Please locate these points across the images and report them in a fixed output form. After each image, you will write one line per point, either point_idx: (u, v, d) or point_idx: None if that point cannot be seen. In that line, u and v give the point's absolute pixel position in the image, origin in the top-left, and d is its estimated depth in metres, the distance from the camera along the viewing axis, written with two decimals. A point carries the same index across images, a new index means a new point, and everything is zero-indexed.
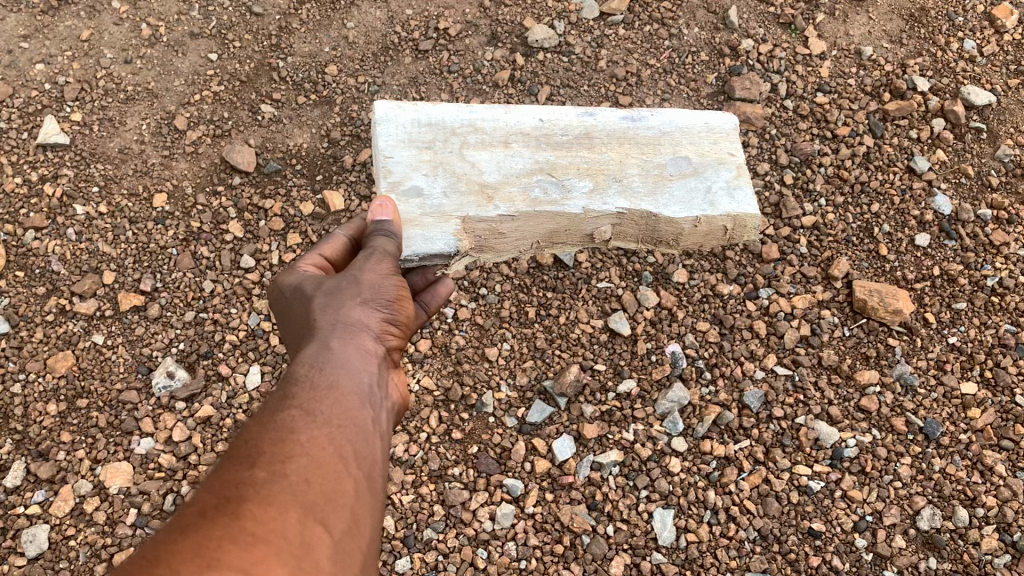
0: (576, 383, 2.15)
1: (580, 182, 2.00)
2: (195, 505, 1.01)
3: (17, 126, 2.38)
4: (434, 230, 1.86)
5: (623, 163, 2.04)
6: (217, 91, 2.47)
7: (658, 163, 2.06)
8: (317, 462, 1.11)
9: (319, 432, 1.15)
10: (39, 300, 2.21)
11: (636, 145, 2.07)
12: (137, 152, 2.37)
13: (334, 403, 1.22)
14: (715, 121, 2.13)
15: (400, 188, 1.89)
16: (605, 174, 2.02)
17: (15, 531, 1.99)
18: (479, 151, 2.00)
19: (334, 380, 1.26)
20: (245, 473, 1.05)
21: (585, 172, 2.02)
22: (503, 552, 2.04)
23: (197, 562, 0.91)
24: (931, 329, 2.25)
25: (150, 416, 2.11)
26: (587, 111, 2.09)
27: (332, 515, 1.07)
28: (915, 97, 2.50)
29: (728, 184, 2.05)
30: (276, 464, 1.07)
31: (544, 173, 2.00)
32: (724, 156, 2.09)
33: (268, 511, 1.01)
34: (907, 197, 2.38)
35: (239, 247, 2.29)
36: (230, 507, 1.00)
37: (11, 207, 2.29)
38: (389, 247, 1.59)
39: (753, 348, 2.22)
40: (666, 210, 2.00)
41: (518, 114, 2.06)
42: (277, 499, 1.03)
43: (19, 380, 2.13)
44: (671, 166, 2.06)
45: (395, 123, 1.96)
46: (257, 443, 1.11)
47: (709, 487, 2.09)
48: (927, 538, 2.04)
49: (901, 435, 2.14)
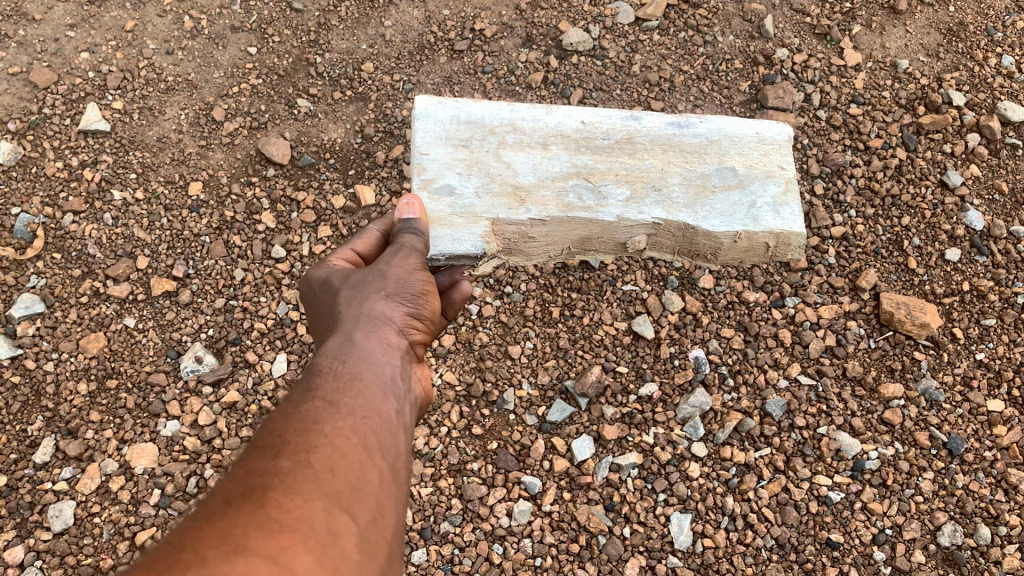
0: (597, 384, 2.17)
1: (617, 190, 1.99)
2: (221, 493, 1.03)
3: (60, 112, 2.44)
4: (462, 231, 1.89)
5: (664, 173, 2.02)
6: (255, 84, 2.51)
7: (700, 176, 2.02)
8: (341, 451, 1.12)
9: (343, 423, 1.17)
10: (74, 282, 2.26)
11: (679, 157, 2.04)
12: (175, 141, 2.42)
13: (357, 395, 1.24)
14: (768, 131, 2.07)
15: (433, 185, 1.93)
16: (645, 183, 2.01)
17: (43, 506, 2.03)
18: (516, 153, 2.01)
19: (358, 373, 1.29)
20: (269, 463, 1.07)
21: (623, 180, 2.01)
22: (519, 548, 2.05)
23: (222, 548, 0.93)
24: (958, 344, 2.23)
25: (177, 399, 2.15)
26: (631, 115, 2.08)
27: (358, 504, 1.08)
28: (950, 111, 2.48)
29: (773, 202, 1.99)
30: (300, 453, 1.09)
31: (582, 178, 2.00)
32: (771, 167, 2.04)
33: (295, 499, 1.02)
34: (939, 212, 2.37)
35: (271, 237, 2.33)
36: (255, 495, 1.02)
37: (51, 190, 2.35)
38: (415, 242, 1.62)
39: (778, 356, 2.22)
40: (705, 223, 1.95)
41: (560, 116, 2.06)
42: (303, 487, 1.04)
43: (53, 359, 2.18)
44: (712, 178, 2.02)
45: (434, 119, 2.01)
46: (282, 434, 1.13)
47: (728, 493, 2.09)
48: (947, 555, 2.02)
49: (924, 449, 2.12)
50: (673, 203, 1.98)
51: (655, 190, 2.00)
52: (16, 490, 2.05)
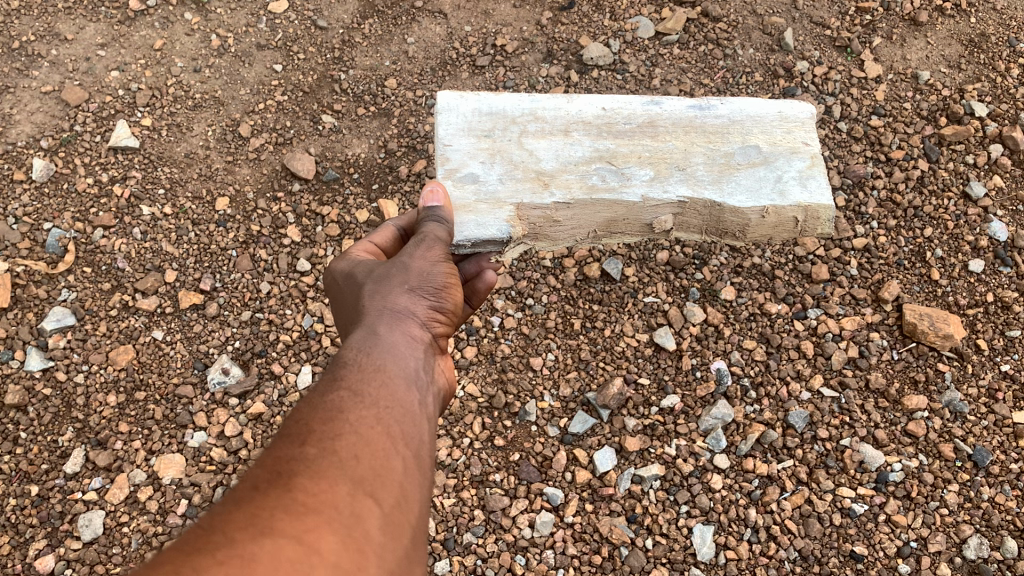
0: (619, 396, 2.17)
1: (641, 171, 2.01)
2: (250, 478, 1.06)
3: (91, 129, 2.49)
4: (487, 216, 1.90)
5: (688, 153, 2.04)
6: (281, 100, 2.55)
7: (723, 155, 2.04)
8: (365, 439, 1.14)
9: (367, 412, 1.19)
10: (104, 295, 2.30)
11: (702, 139, 2.06)
12: (202, 157, 2.47)
13: (381, 384, 1.26)
14: (789, 109, 2.09)
15: (456, 174, 1.96)
16: (669, 163, 2.02)
17: (73, 515, 2.07)
18: (538, 141, 2.04)
19: (382, 364, 1.31)
20: (296, 450, 1.10)
21: (647, 161, 2.02)
22: (541, 559, 2.06)
23: (251, 529, 0.95)
24: (983, 355, 2.22)
25: (204, 411, 2.18)
26: (652, 100, 2.11)
27: (382, 488, 1.10)
28: (972, 122, 2.47)
29: (798, 179, 2.00)
30: (326, 440, 1.12)
31: (605, 161, 2.01)
32: (795, 142, 2.06)
33: (320, 484, 1.04)
34: (962, 223, 2.37)
35: (296, 251, 2.36)
36: (282, 480, 1.04)
37: (82, 206, 2.39)
38: (440, 233, 1.65)
39: (800, 368, 2.22)
40: (731, 199, 1.98)
41: (580, 103, 2.09)
42: (329, 472, 1.06)
43: (83, 371, 2.22)
44: (733, 156, 2.04)
45: (457, 112, 2.05)
46: (308, 423, 1.15)
47: (751, 505, 2.09)
48: (973, 568, 2.01)
49: (949, 461, 2.11)
50: (700, 179, 2.00)
51: (680, 169, 2.02)
52: (47, 500, 2.09)
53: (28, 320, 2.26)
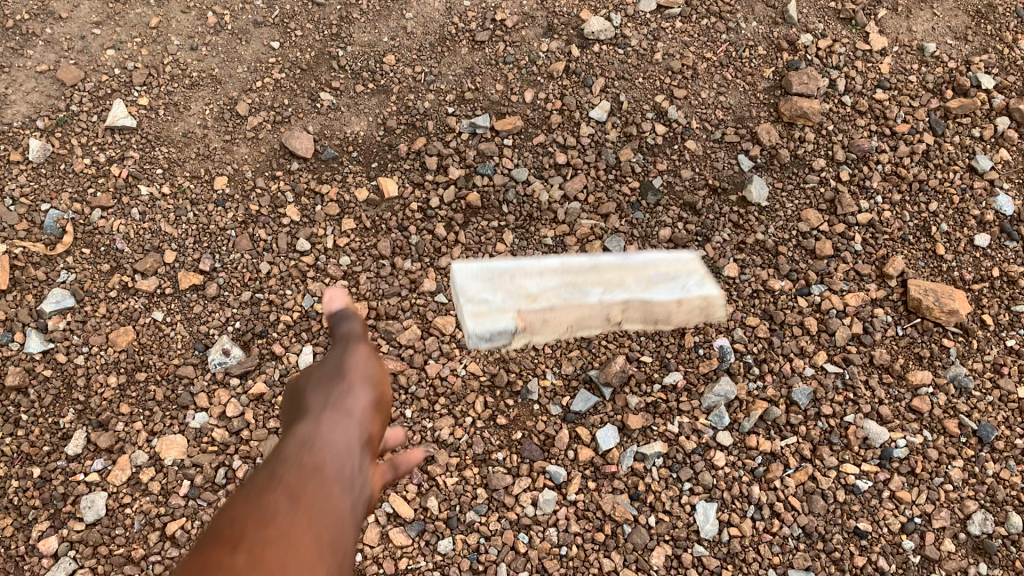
0: (621, 374, 2.16)
1: (588, 289, 1.95)
2: (188, 556, 1.05)
3: (88, 109, 2.47)
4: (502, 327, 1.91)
5: (631, 274, 1.98)
6: (279, 78, 2.52)
7: (656, 282, 1.99)
8: (297, 481, 1.14)
9: (294, 457, 1.19)
10: (104, 277, 2.28)
11: (637, 264, 1.99)
12: (200, 137, 2.45)
13: (310, 430, 1.25)
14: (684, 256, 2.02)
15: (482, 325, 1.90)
16: (612, 283, 1.96)
17: (75, 497, 2.07)
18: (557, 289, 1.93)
19: (321, 459, 1.20)
20: (230, 517, 1.09)
21: (588, 283, 1.95)
22: (544, 537, 2.05)
23: None
24: (989, 330, 2.21)
25: (205, 391, 2.17)
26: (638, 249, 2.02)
27: (319, 523, 1.09)
28: (979, 95, 2.45)
29: (678, 300, 1.98)
30: (258, 496, 1.11)
31: (562, 280, 1.94)
32: (684, 262, 2.02)
33: (257, 534, 1.03)
34: (968, 196, 2.35)
35: (296, 230, 2.34)
36: (217, 545, 1.03)
37: (80, 186, 2.38)
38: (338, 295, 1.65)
39: (804, 345, 2.20)
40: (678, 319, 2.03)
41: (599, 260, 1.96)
42: (263, 520, 1.05)
43: (83, 352, 2.21)
44: (668, 290, 1.99)
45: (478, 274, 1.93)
46: (240, 490, 1.15)
47: (754, 482, 2.08)
48: (977, 543, 2.02)
49: (953, 437, 2.11)
50: (648, 302, 1.97)
51: (619, 293, 1.96)
52: (49, 482, 2.09)
53: (28, 302, 2.25)
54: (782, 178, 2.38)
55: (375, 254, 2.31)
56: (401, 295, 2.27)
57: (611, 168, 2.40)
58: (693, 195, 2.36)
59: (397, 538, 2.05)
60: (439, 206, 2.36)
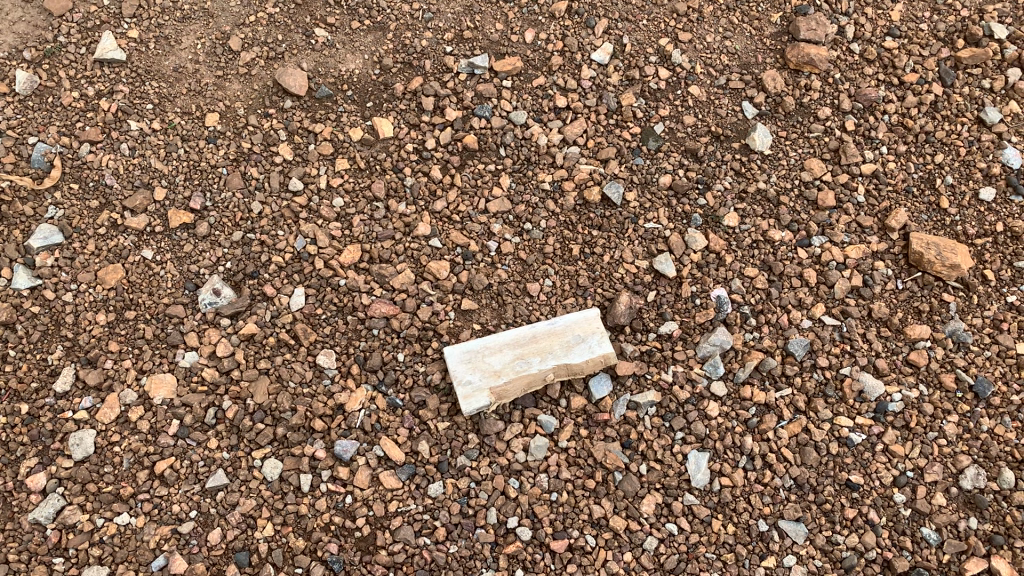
0: (627, 314, 2.13)
1: (531, 358, 2.06)
2: None
3: (75, 41, 2.40)
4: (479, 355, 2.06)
5: (563, 335, 2.08)
6: (272, 13, 2.45)
7: (574, 344, 2.07)
8: None
9: None
10: (93, 214, 2.24)
11: (556, 332, 2.09)
12: (192, 71, 2.38)
13: None
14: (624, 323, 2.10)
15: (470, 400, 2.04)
16: (546, 349, 2.07)
17: (64, 434, 2.05)
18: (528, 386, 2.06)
19: None
20: None
21: (531, 353, 2.07)
22: (535, 483, 2.03)
23: None
24: (989, 286, 2.20)
25: (195, 331, 2.14)
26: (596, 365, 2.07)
27: None
28: (991, 45, 2.41)
29: (588, 357, 2.05)
30: None
31: (515, 352, 2.07)
32: (587, 323, 2.10)
33: None
34: (975, 149, 2.32)
35: (288, 169, 2.29)
36: None
37: (68, 120, 2.32)
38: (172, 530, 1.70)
39: (802, 296, 2.18)
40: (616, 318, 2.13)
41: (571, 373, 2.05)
42: None
43: (71, 290, 2.18)
44: (582, 351, 2.06)
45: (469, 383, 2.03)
46: None
47: (747, 433, 2.07)
48: (968, 498, 2.02)
49: (949, 392, 2.10)
50: (568, 366, 2.05)
51: (551, 358, 2.06)
52: (38, 419, 2.07)
53: (14, 237, 2.21)
54: (786, 127, 2.34)
55: (368, 195, 2.26)
56: (394, 239, 2.23)
57: (612, 113, 2.35)
58: (695, 142, 2.32)
59: (387, 481, 2.02)
60: (435, 148, 2.32)
